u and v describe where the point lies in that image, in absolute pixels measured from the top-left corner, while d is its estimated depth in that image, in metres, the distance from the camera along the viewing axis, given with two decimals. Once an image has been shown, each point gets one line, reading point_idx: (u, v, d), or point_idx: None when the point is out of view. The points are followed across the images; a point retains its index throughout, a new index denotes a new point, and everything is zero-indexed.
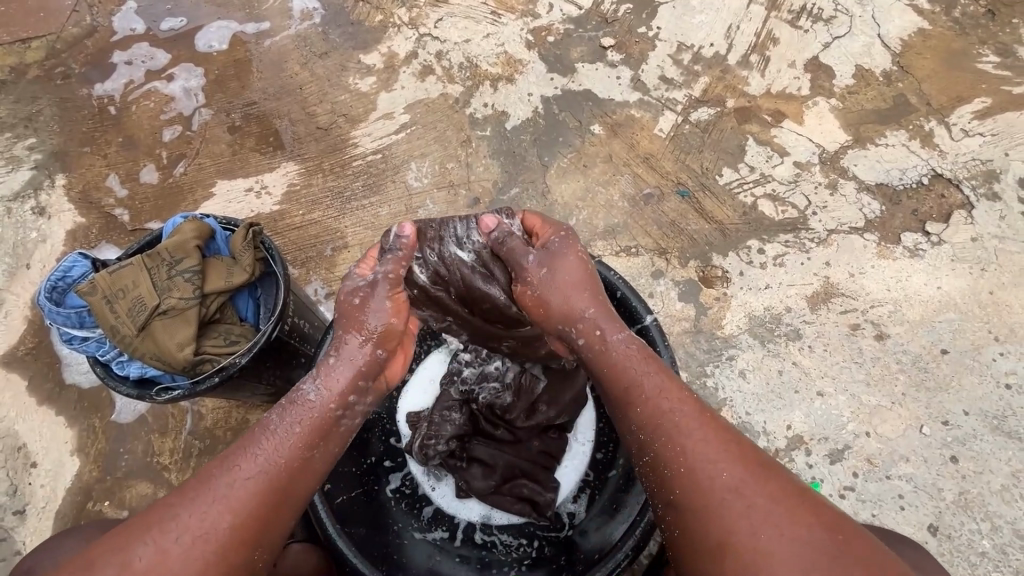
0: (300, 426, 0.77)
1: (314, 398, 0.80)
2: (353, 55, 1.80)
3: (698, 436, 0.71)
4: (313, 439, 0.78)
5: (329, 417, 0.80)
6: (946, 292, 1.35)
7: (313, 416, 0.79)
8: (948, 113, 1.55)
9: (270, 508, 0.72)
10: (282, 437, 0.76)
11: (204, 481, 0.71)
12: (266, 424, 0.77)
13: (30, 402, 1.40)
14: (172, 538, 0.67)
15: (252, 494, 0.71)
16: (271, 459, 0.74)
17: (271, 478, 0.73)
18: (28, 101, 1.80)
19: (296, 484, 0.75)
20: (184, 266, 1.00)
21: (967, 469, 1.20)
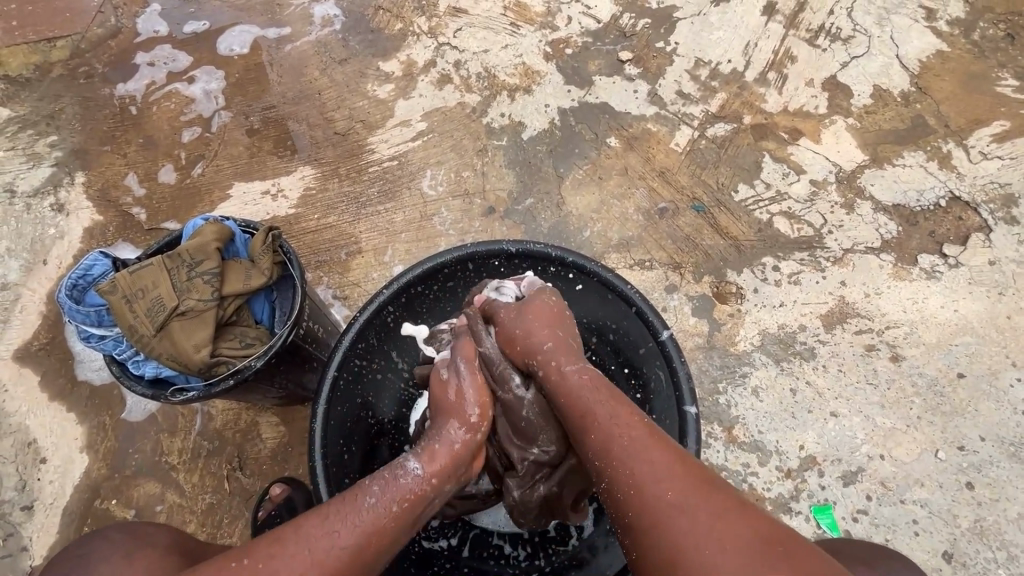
0: (400, 504, 0.76)
1: (413, 478, 0.79)
2: (372, 62, 1.82)
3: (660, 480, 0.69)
4: (402, 517, 0.75)
5: (424, 501, 0.78)
6: (963, 315, 1.34)
7: (408, 500, 0.76)
8: (966, 135, 1.54)
9: (354, 574, 0.70)
10: (377, 514, 0.74)
11: (284, 544, 0.68)
12: (365, 490, 0.75)
13: (42, 397, 1.41)
14: None
15: (344, 559, 0.69)
16: (354, 544, 0.70)
17: (348, 556, 0.69)
18: (51, 99, 1.82)
19: (378, 556, 0.73)
20: (203, 268, 1.00)
21: (982, 496, 1.18)
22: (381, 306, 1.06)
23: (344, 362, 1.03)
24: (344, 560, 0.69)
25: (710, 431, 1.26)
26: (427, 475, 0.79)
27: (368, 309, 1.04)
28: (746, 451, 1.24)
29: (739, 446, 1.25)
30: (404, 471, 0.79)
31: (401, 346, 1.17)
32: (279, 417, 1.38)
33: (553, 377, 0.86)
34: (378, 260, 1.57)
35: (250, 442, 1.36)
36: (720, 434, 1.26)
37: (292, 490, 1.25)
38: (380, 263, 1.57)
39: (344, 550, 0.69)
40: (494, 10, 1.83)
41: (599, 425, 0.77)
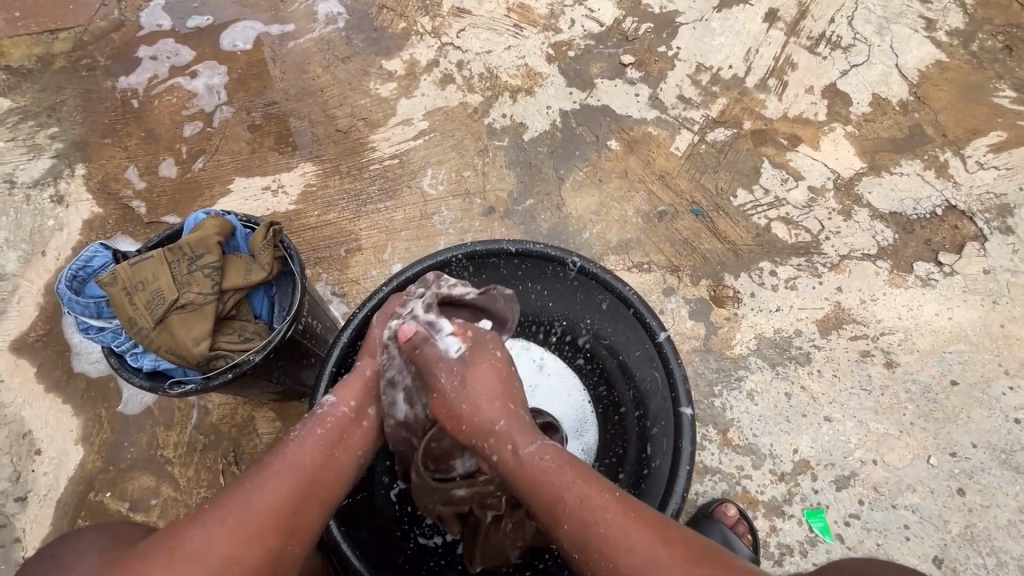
0: (321, 429, 0.87)
1: (329, 407, 0.91)
2: (374, 61, 1.82)
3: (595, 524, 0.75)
4: (331, 441, 0.87)
5: (346, 425, 0.90)
6: (957, 323, 1.35)
7: (332, 421, 0.89)
8: (963, 145, 1.56)
9: (299, 501, 0.79)
10: (305, 442, 0.84)
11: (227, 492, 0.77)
12: (289, 433, 0.86)
13: (38, 389, 1.41)
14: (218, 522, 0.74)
15: (284, 490, 0.78)
16: (284, 470, 0.80)
17: (287, 488, 0.79)
18: (53, 91, 1.82)
19: (321, 483, 0.82)
20: (204, 261, 1.00)
21: (973, 502, 1.19)
22: (381, 302, 1.07)
23: (342, 358, 1.03)
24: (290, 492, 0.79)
25: (705, 434, 1.27)
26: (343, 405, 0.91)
27: (368, 305, 1.05)
28: (740, 454, 1.25)
29: (733, 449, 1.25)
30: (319, 405, 0.91)
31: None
32: (275, 413, 1.38)
33: (511, 463, 0.85)
34: (378, 258, 1.58)
35: (247, 437, 1.36)
36: (715, 437, 1.26)
37: None
38: (380, 261, 1.57)
39: (283, 482, 0.79)
40: (498, 11, 1.83)
41: (567, 506, 0.77)
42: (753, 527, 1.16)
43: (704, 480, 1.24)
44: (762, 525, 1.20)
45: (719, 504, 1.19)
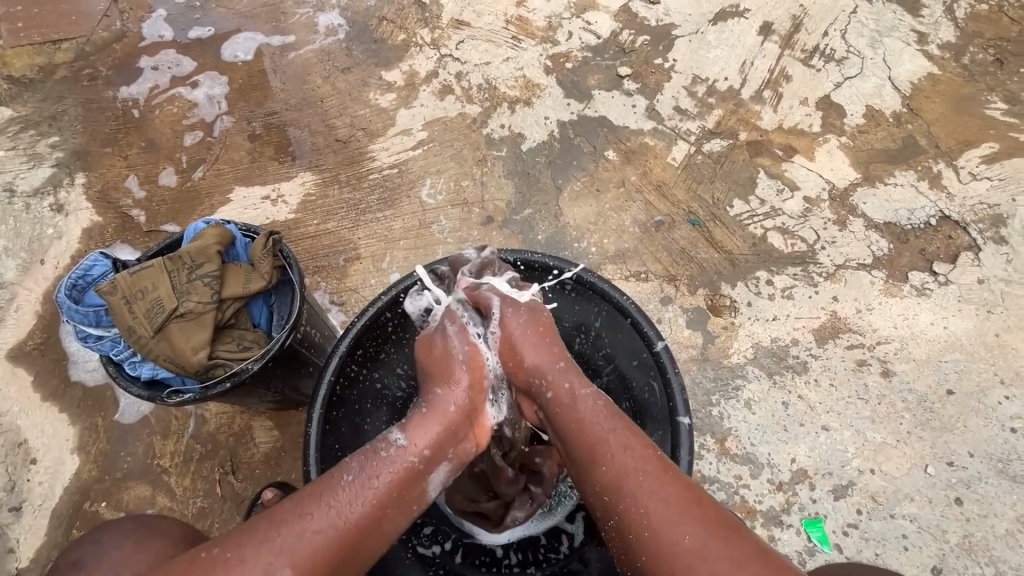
0: (379, 480, 0.81)
1: (396, 451, 0.84)
2: (374, 72, 1.84)
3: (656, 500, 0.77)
4: (386, 500, 0.81)
5: (404, 476, 0.83)
6: (952, 332, 1.36)
7: (389, 476, 0.82)
8: (956, 156, 1.57)
9: (338, 559, 0.76)
10: (355, 494, 0.79)
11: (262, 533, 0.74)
12: (345, 472, 0.81)
13: (34, 398, 1.40)
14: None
15: (324, 546, 0.75)
16: (323, 529, 0.75)
17: (323, 548, 0.75)
18: (54, 100, 1.83)
19: (362, 545, 0.78)
20: (204, 270, 1.00)
21: (971, 511, 1.18)
22: (379, 311, 1.07)
23: (340, 367, 1.04)
24: (328, 544, 0.75)
25: (702, 443, 1.27)
26: (410, 450, 0.84)
27: (366, 314, 1.05)
28: (738, 463, 1.25)
29: (731, 458, 1.26)
30: (385, 446, 0.85)
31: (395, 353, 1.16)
32: (272, 422, 1.38)
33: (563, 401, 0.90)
34: (376, 267, 1.58)
35: (244, 446, 1.36)
36: (713, 446, 1.27)
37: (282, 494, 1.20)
38: (378, 270, 1.58)
39: (323, 538, 0.75)
40: (496, 24, 1.86)
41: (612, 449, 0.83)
42: (751, 536, 1.16)
43: (702, 489, 1.24)
44: (761, 534, 1.20)
45: None
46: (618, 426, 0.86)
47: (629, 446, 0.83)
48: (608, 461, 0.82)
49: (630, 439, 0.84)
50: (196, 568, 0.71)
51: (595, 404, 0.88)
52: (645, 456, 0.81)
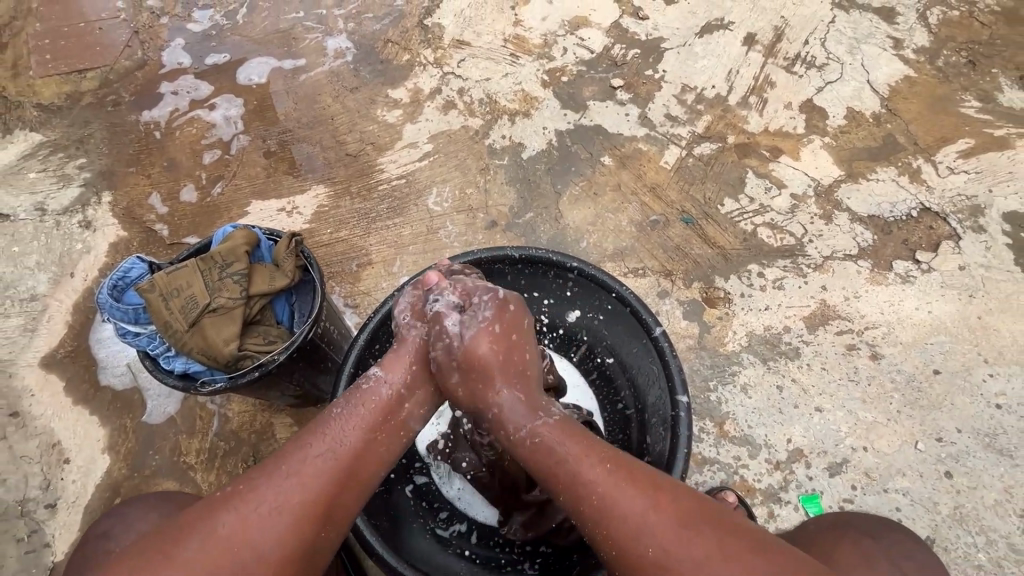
0: (365, 409, 0.91)
1: (375, 382, 0.94)
2: (381, 90, 1.95)
3: (630, 521, 0.79)
4: (375, 424, 0.91)
5: (390, 405, 0.93)
6: (937, 316, 1.42)
7: (375, 402, 0.92)
8: (934, 152, 1.66)
9: (339, 482, 0.84)
10: (347, 420, 0.89)
11: (266, 468, 0.83)
12: (332, 409, 0.91)
13: (67, 401, 1.48)
14: (254, 505, 0.79)
15: (326, 467, 0.84)
16: (323, 454, 0.85)
17: (326, 471, 0.84)
18: (81, 125, 1.95)
19: (362, 462, 0.88)
20: (233, 269, 1.09)
21: (961, 484, 1.24)
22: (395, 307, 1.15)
23: (359, 359, 1.11)
24: (329, 467, 0.84)
25: (702, 426, 1.33)
26: (387, 386, 0.94)
27: (381, 310, 1.13)
28: (737, 445, 1.31)
29: (730, 439, 1.32)
30: (366, 380, 0.95)
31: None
32: (293, 418, 1.45)
33: (507, 436, 0.93)
34: (387, 271, 1.67)
35: (266, 442, 1.43)
36: (712, 429, 1.33)
37: None
38: (389, 274, 1.66)
39: (322, 462, 0.84)
40: (495, 42, 1.97)
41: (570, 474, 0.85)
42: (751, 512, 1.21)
43: (703, 470, 1.29)
44: (761, 511, 1.25)
45: (718, 491, 1.24)
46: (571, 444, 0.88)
47: (589, 468, 0.84)
48: (573, 480, 0.85)
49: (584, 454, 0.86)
50: (220, 500, 0.80)
51: (534, 441, 0.89)
52: (598, 480, 0.83)
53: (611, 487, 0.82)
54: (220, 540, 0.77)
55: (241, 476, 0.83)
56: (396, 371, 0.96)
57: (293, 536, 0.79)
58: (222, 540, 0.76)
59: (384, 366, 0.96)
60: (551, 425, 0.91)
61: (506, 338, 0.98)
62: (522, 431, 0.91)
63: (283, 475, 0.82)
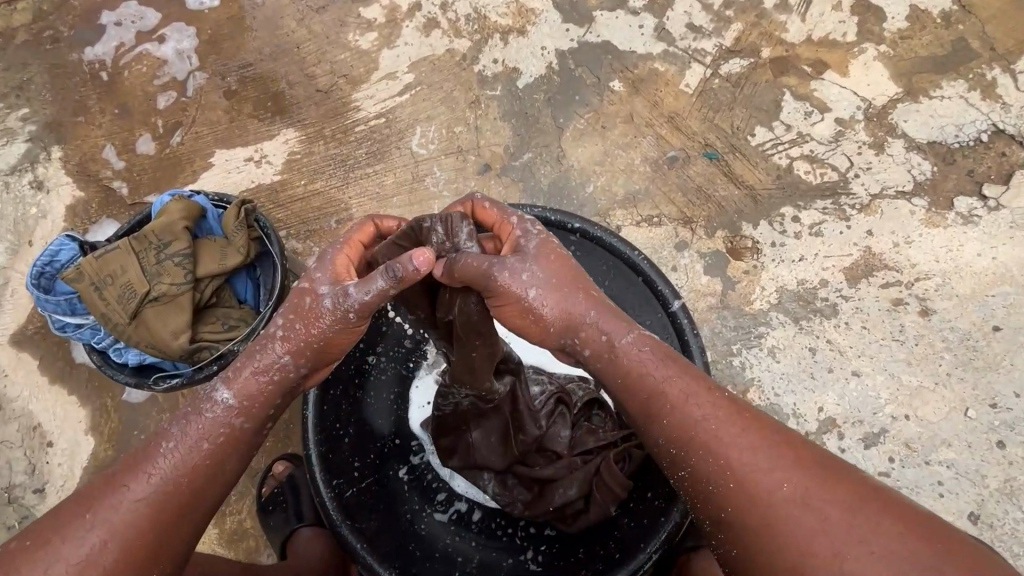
0: (202, 442, 0.73)
1: (221, 411, 0.74)
2: (351, 9, 1.67)
3: (742, 444, 0.69)
4: (216, 459, 0.74)
5: (235, 437, 0.75)
6: (1002, 263, 1.22)
7: (212, 436, 0.73)
8: (1015, 59, 1.37)
9: (165, 528, 0.70)
10: (178, 456, 0.72)
11: (76, 513, 0.69)
12: (164, 438, 0.73)
13: (43, 381, 1.40)
14: (55, 562, 0.67)
15: (145, 515, 0.70)
16: (145, 497, 0.70)
17: (147, 519, 0.69)
18: (17, 68, 1.72)
19: (198, 503, 0.73)
20: (174, 249, 0.93)
21: (1014, 455, 1.11)
22: None
23: None
24: (147, 513, 0.70)
25: None
26: (231, 416, 0.74)
27: None
28: None
29: None
30: (210, 408, 0.74)
31: (388, 331, 1.15)
32: None
33: (605, 357, 0.77)
34: None
35: None
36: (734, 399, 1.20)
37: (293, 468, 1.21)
38: None
39: (142, 509, 0.70)
40: None
41: (680, 405, 0.73)
42: None
43: None
44: None
45: None
46: (680, 377, 0.75)
47: (705, 414, 0.72)
48: (679, 400, 0.73)
49: (700, 395, 0.74)
50: (19, 550, 0.67)
51: (638, 353, 0.76)
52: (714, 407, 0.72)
53: (738, 444, 0.69)
54: None
55: (47, 521, 0.69)
56: (244, 390, 0.75)
57: None
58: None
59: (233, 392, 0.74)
60: (653, 342, 0.78)
61: (567, 270, 0.77)
62: (624, 339, 0.77)
63: (99, 518, 0.69)
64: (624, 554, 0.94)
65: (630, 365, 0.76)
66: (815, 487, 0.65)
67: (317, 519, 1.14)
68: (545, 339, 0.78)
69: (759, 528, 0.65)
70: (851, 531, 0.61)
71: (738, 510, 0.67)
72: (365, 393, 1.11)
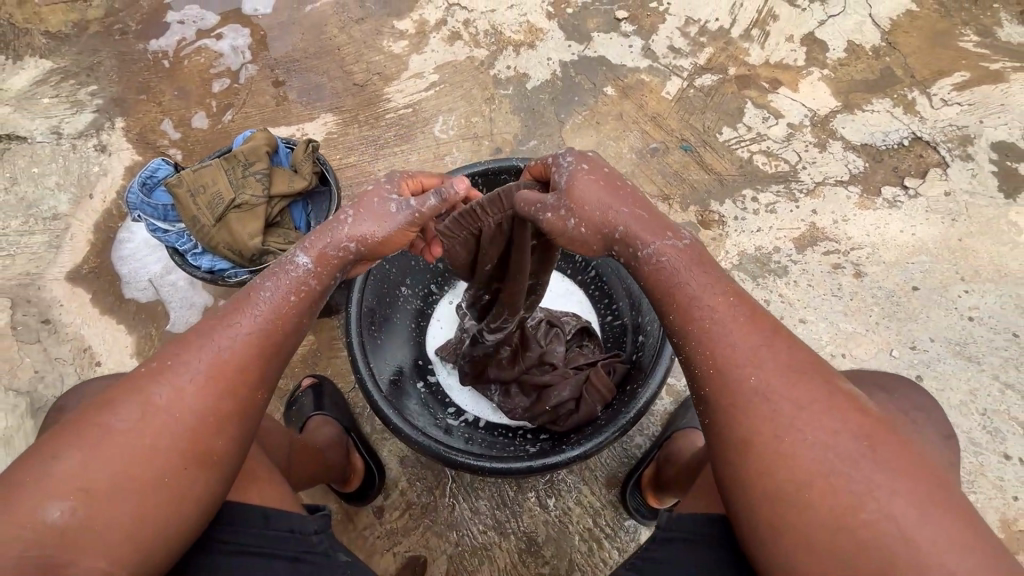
0: (292, 294, 0.82)
1: (303, 272, 0.83)
2: (387, 21, 1.97)
3: (736, 342, 0.72)
4: (302, 306, 0.82)
5: (318, 294, 0.84)
6: (920, 237, 1.50)
7: (302, 287, 0.82)
8: (930, 85, 1.70)
9: (270, 357, 0.78)
10: (278, 301, 0.80)
11: (192, 344, 0.76)
12: (260, 289, 0.81)
13: (95, 311, 1.57)
14: (185, 382, 0.73)
15: (253, 345, 0.77)
16: (252, 331, 0.78)
17: (256, 348, 0.77)
18: (89, 53, 1.97)
19: (292, 339, 0.81)
20: (255, 169, 1.16)
21: (930, 386, 1.34)
22: None
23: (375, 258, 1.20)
24: (258, 343, 0.78)
25: None
26: (314, 277, 0.83)
27: None
28: None
29: None
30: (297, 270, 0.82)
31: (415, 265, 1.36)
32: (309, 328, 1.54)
33: (633, 264, 0.81)
34: None
35: None
36: None
37: (322, 380, 1.37)
38: None
39: (250, 340, 0.77)
40: None
41: (684, 302, 0.76)
42: None
43: None
44: None
45: None
46: (697, 281, 0.76)
47: (710, 311, 0.74)
48: (690, 299, 0.76)
49: (708, 299, 0.75)
50: (147, 374, 0.73)
51: (661, 261, 0.78)
52: (716, 301, 0.75)
53: (733, 343, 0.72)
54: (149, 415, 0.71)
55: (166, 350, 0.76)
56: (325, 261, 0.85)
57: (223, 408, 0.74)
58: (145, 418, 0.70)
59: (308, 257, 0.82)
60: (680, 249, 0.79)
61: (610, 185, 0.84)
62: (649, 248, 0.79)
63: (196, 355, 0.75)
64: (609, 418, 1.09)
65: (653, 272, 0.79)
66: (794, 387, 0.69)
67: (338, 420, 1.31)
68: (595, 252, 0.86)
69: (735, 418, 0.70)
70: (819, 431, 0.66)
71: (720, 400, 0.71)
72: (395, 313, 1.32)
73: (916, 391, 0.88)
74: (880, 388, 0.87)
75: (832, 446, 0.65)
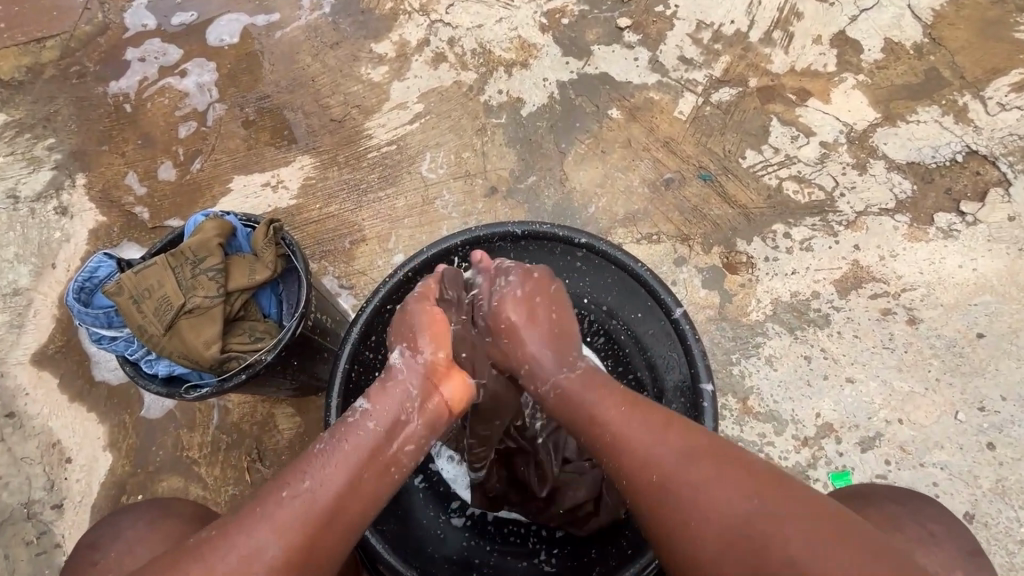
0: (349, 448, 0.79)
1: (360, 417, 0.83)
2: (364, 45, 1.77)
3: (654, 438, 0.75)
4: (362, 461, 0.78)
5: (377, 443, 0.80)
6: (982, 273, 1.31)
7: (359, 440, 0.80)
8: (983, 86, 1.48)
9: (320, 527, 0.72)
10: (333, 459, 0.77)
11: (242, 517, 0.72)
12: (318, 446, 0.79)
13: (62, 399, 1.43)
14: (222, 563, 0.68)
15: (301, 513, 0.72)
16: (302, 497, 0.73)
17: (306, 515, 0.72)
18: (45, 101, 1.81)
19: (347, 502, 0.75)
20: (207, 264, 1.00)
21: (1003, 455, 1.18)
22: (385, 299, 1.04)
23: (354, 354, 1.01)
24: (312, 508, 0.73)
25: (725, 403, 1.26)
26: (370, 420, 0.82)
27: (374, 300, 1.02)
28: (762, 422, 1.24)
29: (754, 416, 1.24)
30: (350, 413, 0.83)
31: None
32: (295, 408, 1.40)
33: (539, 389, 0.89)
34: (383, 247, 1.56)
35: (268, 433, 1.38)
36: (735, 405, 1.25)
37: None
38: (385, 250, 1.56)
39: (298, 506, 0.72)
40: None
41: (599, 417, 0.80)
42: None
43: None
44: None
45: None
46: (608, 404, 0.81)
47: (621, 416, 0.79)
48: (597, 420, 0.80)
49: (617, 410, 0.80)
50: (193, 548, 0.70)
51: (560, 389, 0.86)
52: (630, 411, 0.79)
53: (652, 439, 0.75)
54: None
55: (222, 519, 0.73)
56: (382, 403, 0.84)
57: None
58: None
59: (370, 400, 0.84)
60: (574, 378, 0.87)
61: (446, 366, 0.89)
62: (548, 383, 0.88)
63: (249, 527, 0.70)
64: (636, 549, 0.96)
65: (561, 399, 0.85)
66: (728, 471, 0.68)
67: None
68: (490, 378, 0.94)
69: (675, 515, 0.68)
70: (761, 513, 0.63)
71: (663, 499, 0.70)
72: None
73: (935, 505, 0.83)
74: (894, 500, 0.82)
75: (787, 527, 0.61)
